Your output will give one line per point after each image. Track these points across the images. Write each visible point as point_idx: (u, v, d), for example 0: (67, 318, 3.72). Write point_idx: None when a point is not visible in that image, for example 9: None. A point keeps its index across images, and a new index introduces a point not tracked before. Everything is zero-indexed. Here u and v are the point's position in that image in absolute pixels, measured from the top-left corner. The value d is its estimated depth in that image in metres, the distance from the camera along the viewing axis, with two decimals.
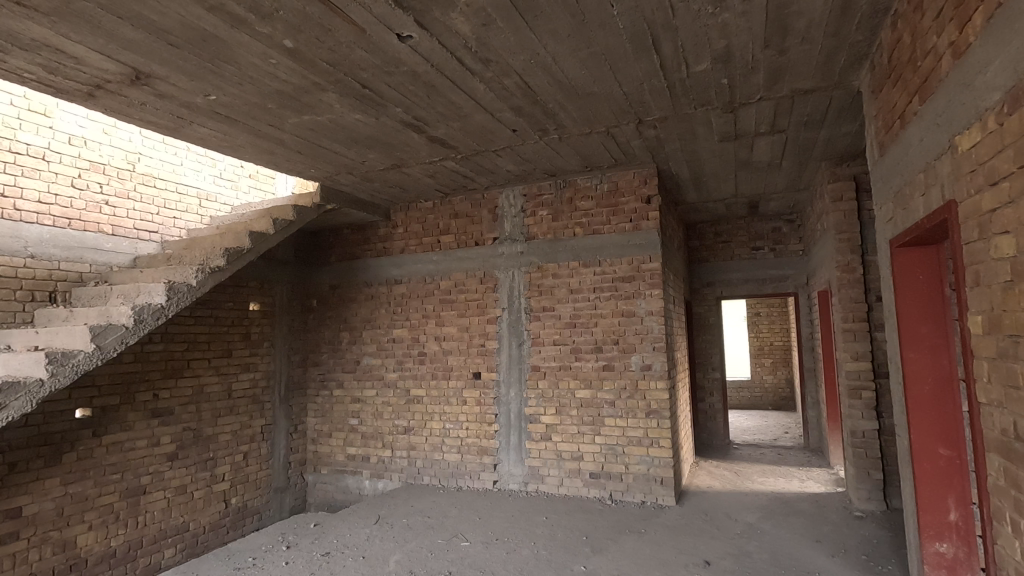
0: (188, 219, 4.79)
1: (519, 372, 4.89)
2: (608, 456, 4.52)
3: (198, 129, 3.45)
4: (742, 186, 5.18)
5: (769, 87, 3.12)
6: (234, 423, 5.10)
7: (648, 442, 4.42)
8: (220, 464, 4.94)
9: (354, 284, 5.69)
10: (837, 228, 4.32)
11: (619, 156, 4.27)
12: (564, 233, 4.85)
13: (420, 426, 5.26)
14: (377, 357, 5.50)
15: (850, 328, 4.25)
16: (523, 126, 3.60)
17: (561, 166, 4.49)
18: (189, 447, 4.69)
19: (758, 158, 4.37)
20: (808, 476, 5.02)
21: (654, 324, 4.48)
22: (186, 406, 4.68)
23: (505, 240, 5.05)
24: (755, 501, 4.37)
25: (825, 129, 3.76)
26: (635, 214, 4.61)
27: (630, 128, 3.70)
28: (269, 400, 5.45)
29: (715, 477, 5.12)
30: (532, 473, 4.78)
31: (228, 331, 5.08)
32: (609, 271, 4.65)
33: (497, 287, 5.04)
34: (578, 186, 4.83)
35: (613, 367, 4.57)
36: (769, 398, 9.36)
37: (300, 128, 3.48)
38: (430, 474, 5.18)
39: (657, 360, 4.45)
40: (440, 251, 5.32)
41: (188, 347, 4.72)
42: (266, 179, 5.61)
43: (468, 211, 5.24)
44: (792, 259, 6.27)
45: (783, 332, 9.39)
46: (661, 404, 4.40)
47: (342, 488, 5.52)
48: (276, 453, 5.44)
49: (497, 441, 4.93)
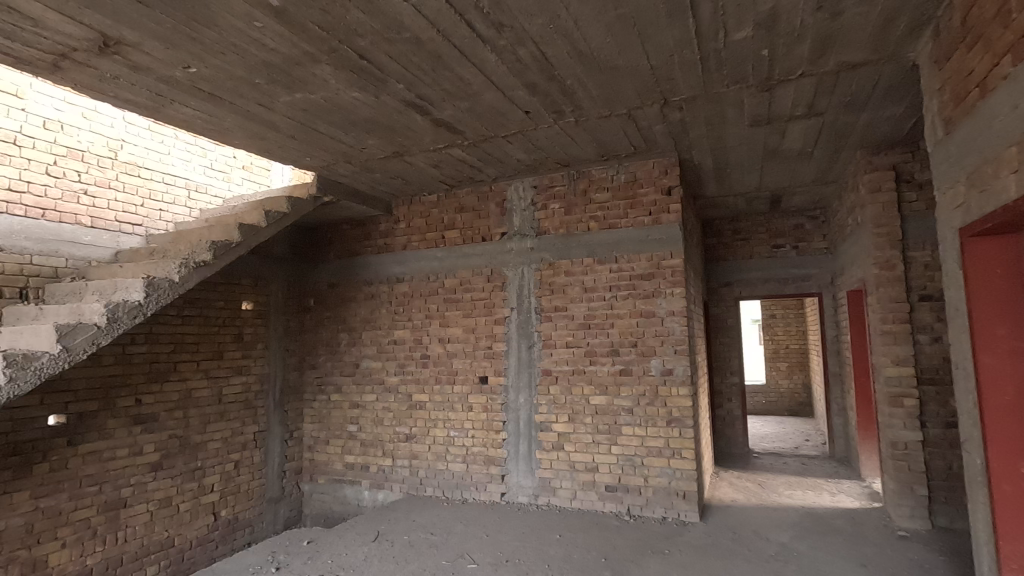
0: (176, 211, 4.47)
1: (529, 377, 4.56)
2: (626, 468, 4.19)
3: (180, 109, 3.14)
4: (767, 178, 4.86)
5: (813, 60, 2.79)
6: (225, 430, 4.77)
7: (670, 453, 4.09)
8: (209, 474, 4.61)
9: (353, 282, 5.38)
10: (875, 222, 3.99)
11: (639, 143, 3.94)
12: (578, 227, 4.52)
13: (423, 434, 4.93)
14: (377, 360, 5.19)
15: (889, 330, 3.91)
16: (537, 107, 3.28)
17: (575, 155, 4.18)
18: (174, 456, 4.36)
19: (789, 147, 4.05)
20: (839, 489, 4.68)
21: (676, 325, 4.15)
22: (172, 412, 4.36)
23: (514, 236, 4.74)
24: (785, 517, 4.03)
25: (867, 112, 3.44)
26: (655, 207, 4.29)
27: (654, 110, 3.39)
28: (262, 405, 5.13)
29: (739, 489, 4.78)
30: (542, 486, 4.45)
31: (218, 332, 4.76)
32: (626, 268, 4.33)
33: (505, 285, 4.72)
34: (592, 177, 4.51)
35: (630, 371, 4.23)
36: (785, 404, 9.01)
37: (291, 108, 3.17)
38: (434, 485, 4.86)
39: (679, 365, 4.12)
40: (445, 247, 5.01)
41: (174, 349, 4.40)
42: (262, 171, 5.29)
43: (474, 204, 4.93)
44: (816, 258, 5.93)
45: (799, 335, 9.04)
46: (684, 412, 4.07)
47: (339, 499, 5.21)
48: (269, 461, 5.13)
49: (506, 450, 4.60)
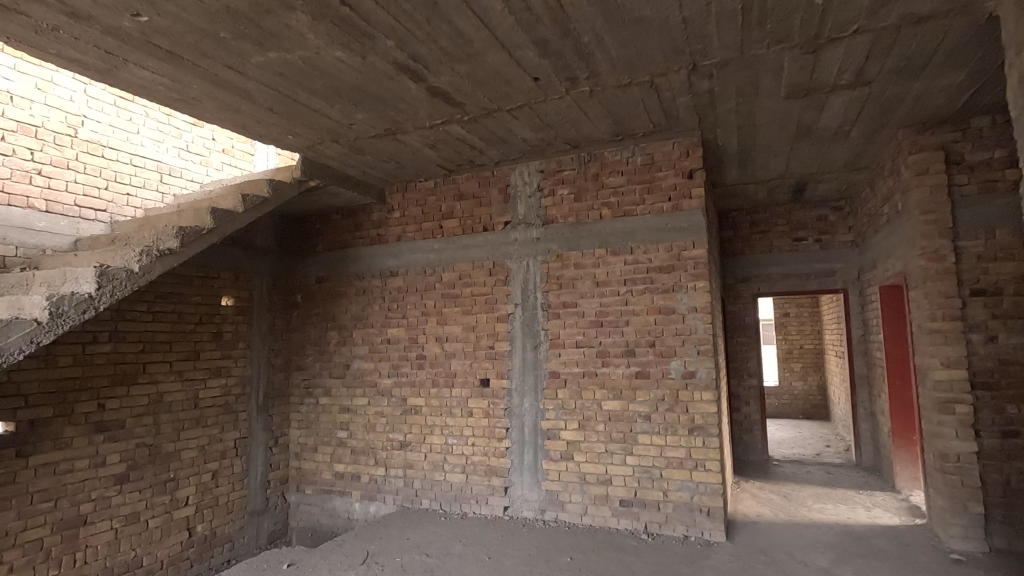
0: (145, 196, 4.05)
1: (534, 380, 4.15)
2: (643, 481, 3.79)
3: (136, 71, 2.73)
4: (794, 163, 4.45)
5: (873, 11, 2.39)
6: (201, 438, 4.35)
7: (692, 465, 3.69)
8: (184, 486, 4.20)
9: (344, 277, 4.97)
10: (921, 208, 3.58)
11: (659, 118, 3.54)
12: (589, 215, 4.11)
13: (419, 441, 4.53)
14: (369, 361, 4.78)
15: (939, 329, 3.50)
16: (548, 73, 2.88)
17: (587, 133, 3.77)
18: (143, 467, 3.94)
19: (824, 125, 3.65)
20: (873, 503, 4.28)
21: (699, 323, 3.74)
22: (140, 418, 3.94)
23: (518, 225, 4.33)
24: (820, 537, 3.63)
25: (921, 81, 3.03)
26: (675, 191, 3.88)
27: (680, 77, 2.98)
28: (244, 409, 4.71)
29: (763, 502, 4.37)
30: (550, 499, 4.04)
31: (194, 330, 4.35)
32: (643, 260, 3.92)
33: (508, 279, 4.31)
34: (605, 160, 4.09)
35: (647, 374, 3.83)
36: (799, 406, 8.62)
37: (265, 72, 2.76)
38: (430, 498, 4.45)
39: (702, 367, 3.71)
40: (442, 238, 4.60)
41: (144, 349, 3.98)
42: (243, 156, 4.87)
43: (474, 191, 4.52)
44: (841, 251, 5.53)
45: (813, 335, 8.64)
46: (708, 420, 3.67)
47: (328, 511, 4.82)
48: (251, 470, 4.72)
49: (509, 461, 4.19)
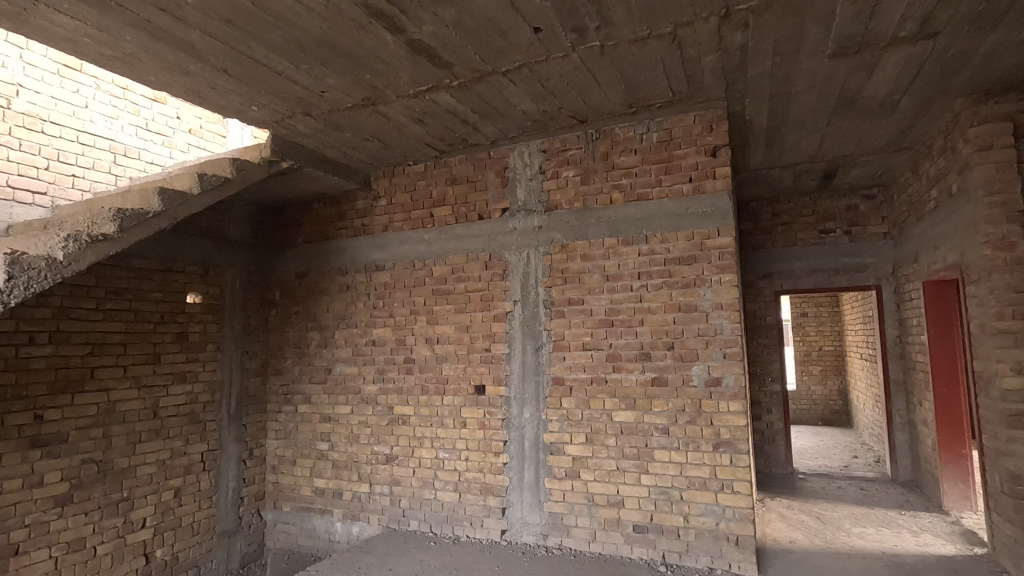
0: (95, 179, 3.57)
1: (536, 387, 3.67)
2: (661, 504, 3.29)
3: (53, 16, 2.27)
4: (828, 142, 3.95)
5: None
6: (162, 451, 3.87)
7: (717, 486, 3.19)
8: (140, 506, 3.72)
9: (325, 272, 4.50)
10: (986, 188, 3.07)
11: (680, 85, 3.06)
12: (597, 200, 3.62)
13: (406, 455, 4.04)
14: (352, 365, 4.31)
15: (1007, 329, 3.00)
16: (551, 20, 2.39)
17: (596, 104, 3.28)
18: (90, 486, 3.46)
19: (871, 94, 3.15)
20: (921, 527, 3.77)
21: (726, 323, 3.24)
22: (87, 431, 3.46)
23: (517, 212, 3.84)
24: (866, 570, 3.14)
25: (995, 31, 2.54)
26: (697, 171, 3.39)
27: (708, 28, 2.49)
28: (213, 419, 4.23)
29: (795, 525, 3.87)
30: (553, 523, 3.55)
31: (153, 330, 3.88)
32: (659, 250, 3.43)
33: (507, 273, 3.83)
34: (615, 137, 3.60)
35: (665, 381, 3.33)
36: (818, 412, 8.13)
37: (209, 18, 2.29)
38: (419, 519, 3.97)
39: (729, 373, 3.21)
40: (433, 227, 4.11)
41: (92, 352, 3.51)
42: (214, 138, 4.39)
43: (469, 175, 4.04)
44: (873, 244, 5.04)
45: (833, 336, 8.12)
46: (736, 434, 3.17)
47: (308, 531, 4.35)
48: (221, 486, 4.24)
49: (508, 478, 3.70)
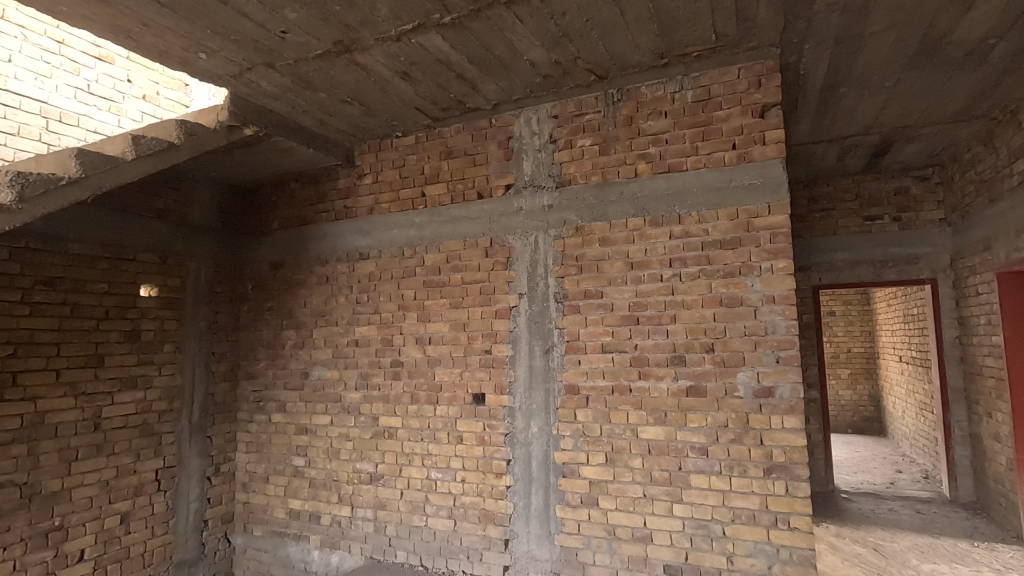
0: (20, 147, 2.99)
1: (545, 397, 3.07)
2: (699, 541, 2.69)
3: None
4: (890, 107, 3.34)
5: None
6: (105, 470, 3.30)
7: (769, 520, 2.59)
8: (76, 536, 3.15)
9: (302, 261, 3.92)
10: None
11: (726, 24, 2.47)
12: (619, 172, 3.02)
13: (393, 475, 3.46)
14: (332, 369, 3.73)
15: None
16: None
17: (620, 53, 2.70)
18: (11, 515, 2.89)
19: (960, 37, 2.56)
20: (1004, 564, 3.17)
21: (780, 319, 2.64)
22: (7, 449, 2.88)
23: (524, 189, 3.25)
24: None
25: None
26: (742, 135, 2.78)
27: None
28: (170, 431, 3.66)
29: (852, 560, 3.26)
30: (566, 560, 2.95)
31: (97, 327, 3.31)
32: (695, 232, 2.84)
33: (511, 262, 3.24)
34: (641, 98, 3.01)
35: (703, 391, 2.74)
36: (848, 419, 7.48)
37: None
38: (407, 550, 3.38)
39: (784, 382, 2.61)
40: (425, 208, 3.53)
41: (15, 354, 2.94)
42: (173, 106, 3.81)
43: (466, 147, 3.45)
44: (927, 232, 4.43)
45: (863, 337, 7.52)
46: (793, 457, 2.57)
47: (281, 560, 3.77)
48: (179, 509, 3.67)
49: (511, 505, 3.11)
